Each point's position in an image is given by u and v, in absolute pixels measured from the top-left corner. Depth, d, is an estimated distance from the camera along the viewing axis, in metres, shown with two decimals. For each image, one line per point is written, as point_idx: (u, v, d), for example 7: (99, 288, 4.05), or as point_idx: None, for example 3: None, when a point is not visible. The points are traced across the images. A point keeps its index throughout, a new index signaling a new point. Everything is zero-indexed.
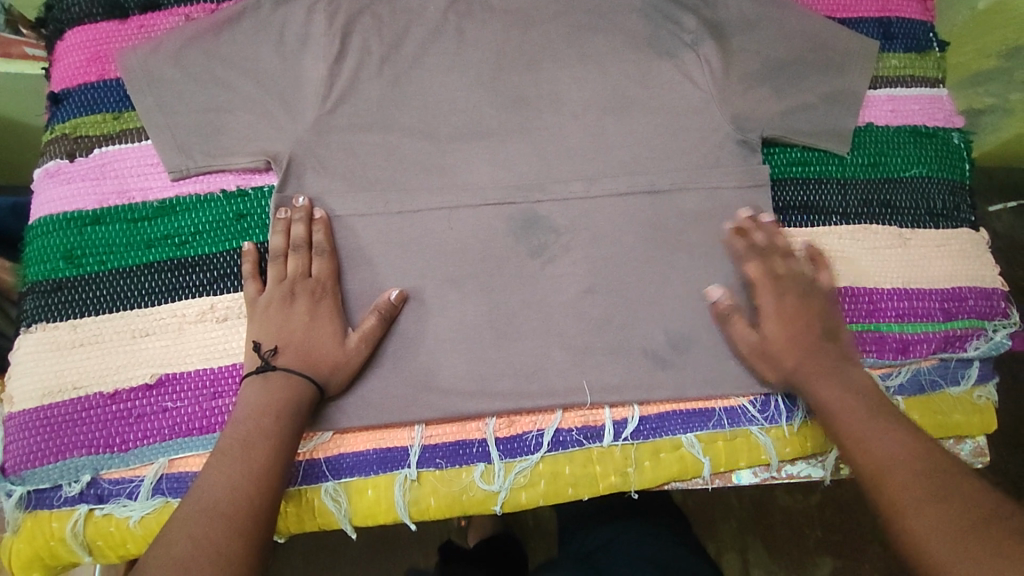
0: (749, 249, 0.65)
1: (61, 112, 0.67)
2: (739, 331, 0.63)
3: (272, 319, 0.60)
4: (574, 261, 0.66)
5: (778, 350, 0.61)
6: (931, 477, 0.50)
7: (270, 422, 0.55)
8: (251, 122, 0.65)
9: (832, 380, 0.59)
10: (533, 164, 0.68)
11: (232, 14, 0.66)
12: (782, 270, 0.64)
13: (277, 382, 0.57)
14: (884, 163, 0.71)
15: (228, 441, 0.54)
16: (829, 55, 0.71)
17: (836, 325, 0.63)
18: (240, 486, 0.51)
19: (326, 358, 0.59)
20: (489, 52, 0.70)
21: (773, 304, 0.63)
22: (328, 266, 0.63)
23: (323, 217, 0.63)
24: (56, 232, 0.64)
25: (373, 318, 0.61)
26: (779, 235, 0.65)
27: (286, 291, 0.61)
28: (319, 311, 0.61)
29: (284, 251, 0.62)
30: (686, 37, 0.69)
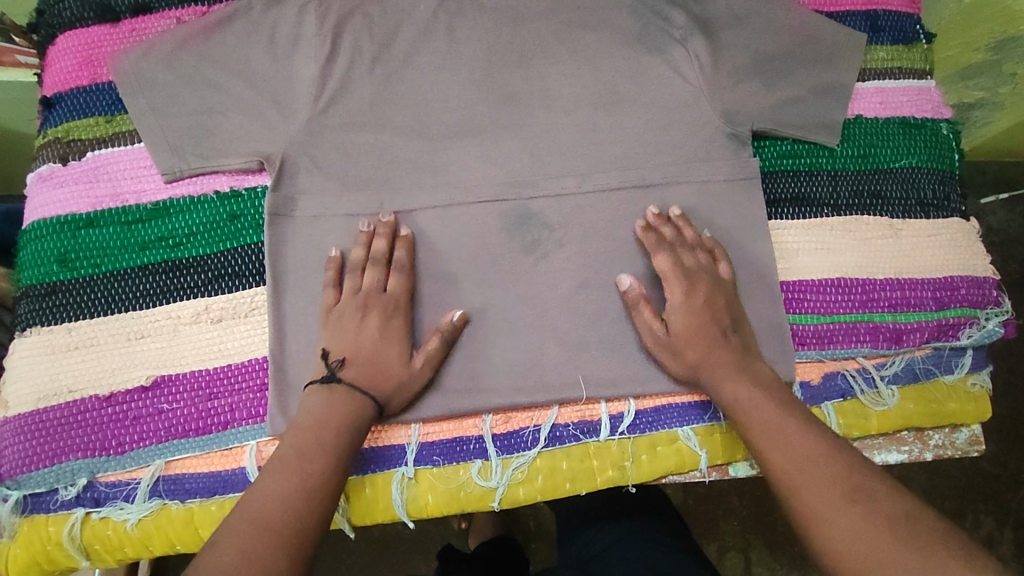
0: (659, 243, 0.64)
1: (53, 116, 0.67)
2: (646, 320, 0.62)
3: (345, 330, 0.60)
4: (567, 257, 0.66)
5: (683, 341, 0.61)
6: (844, 479, 0.50)
7: (329, 437, 0.54)
8: (242, 123, 0.65)
9: (739, 380, 0.59)
10: (525, 162, 0.68)
11: (223, 15, 0.67)
12: (686, 261, 0.63)
13: (343, 396, 0.57)
14: (874, 155, 0.72)
15: (285, 450, 0.54)
16: (818, 49, 0.71)
17: (740, 319, 0.63)
18: (292, 501, 0.50)
19: (391, 376, 0.59)
20: (480, 50, 0.70)
21: (679, 296, 0.62)
22: (404, 283, 0.63)
23: (407, 235, 0.64)
24: (49, 236, 0.64)
25: (436, 340, 0.61)
26: (687, 229, 0.65)
27: (360, 302, 0.61)
28: (389, 326, 0.61)
29: (362, 263, 0.63)
30: (675, 32, 0.70)
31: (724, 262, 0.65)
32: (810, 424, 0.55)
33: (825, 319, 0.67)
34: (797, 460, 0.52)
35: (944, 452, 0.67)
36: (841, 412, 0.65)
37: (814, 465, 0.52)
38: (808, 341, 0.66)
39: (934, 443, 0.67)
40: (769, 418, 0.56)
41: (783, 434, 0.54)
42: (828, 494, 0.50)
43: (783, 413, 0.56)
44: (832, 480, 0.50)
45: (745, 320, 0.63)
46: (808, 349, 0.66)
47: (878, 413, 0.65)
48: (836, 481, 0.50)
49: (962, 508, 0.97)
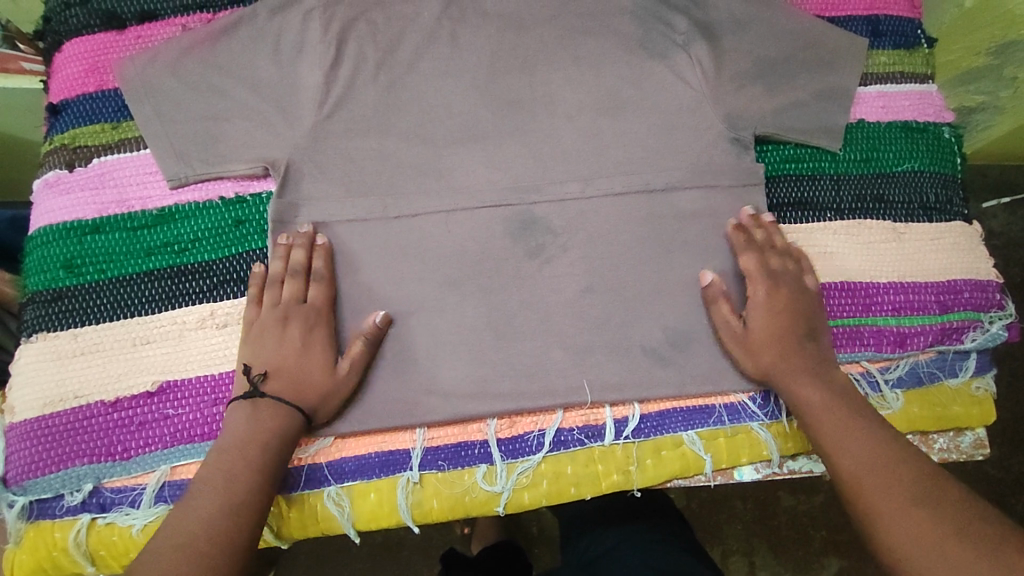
0: (746, 243, 0.66)
1: (60, 123, 0.68)
2: (723, 315, 0.64)
3: (266, 343, 0.60)
4: (571, 262, 0.66)
5: (759, 340, 0.62)
6: (909, 479, 0.52)
7: (258, 454, 0.55)
8: (247, 129, 0.65)
9: (811, 379, 0.60)
10: (529, 167, 0.68)
11: (228, 22, 0.67)
12: (773, 264, 0.65)
13: (266, 411, 0.57)
14: (876, 158, 0.72)
15: (212, 467, 0.54)
16: (820, 53, 0.72)
17: (820, 328, 0.63)
18: (214, 519, 0.51)
19: (314, 386, 0.59)
20: (483, 55, 0.71)
21: (763, 295, 0.64)
22: (324, 292, 0.63)
23: (323, 244, 0.64)
24: (56, 242, 0.64)
25: (360, 345, 0.61)
26: (778, 234, 0.66)
27: (280, 315, 0.61)
28: (314, 335, 0.61)
29: (281, 276, 0.63)
30: (677, 38, 0.70)
31: (809, 274, 0.66)
32: (870, 426, 0.56)
33: (829, 323, 0.67)
34: (859, 461, 0.54)
35: (949, 455, 0.67)
36: None
37: (878, 467, 0.53)
38: None
39: (939, 446, 0.66)
40: (833, 421, 0.57)
41: (845, 437, 0.56)
42: (893, 496, 0.51)
43: (843, 417, 0.57)
44: (894, 482, 0.52)
45: (824, 329, 0.64)
46: None
47: (882, 417, 0.65)
48: (901, 481, 0.52)
49: None
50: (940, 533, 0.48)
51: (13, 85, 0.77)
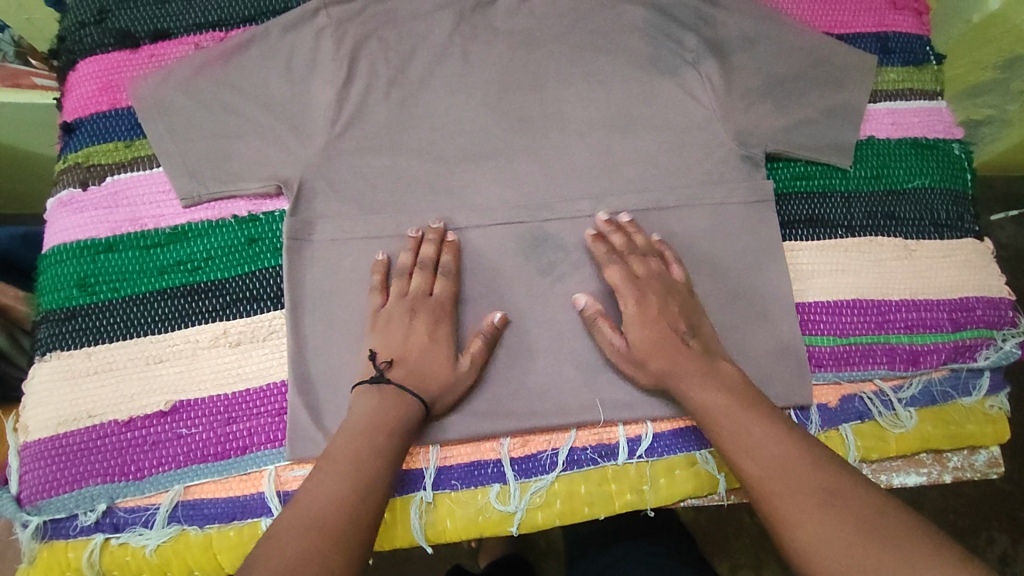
0: (609, 254, 0.64)
1: (74, 142, 0.68)
2: (606, 336, 0.62)
3: (393, 332, 0.61)
4: (582, 279, 0.66)
5: (644, 349, 0.60)
6: (813, 476, 0.50)
7: (384, 440, 0.54)
8: (260, 147, 0.66)
9: (705, 380, 0.58)
10: (539, 184, 0.68)
11: (242, 41, 0.68)
12: (636, 269, 0.63)
13: (392, 398, 0.57)
14: (887, 175, 0.72)
15: (338, 450, 0.53)
16: (828, 71, 0.73)
17: (697, 322, 0.62)
18: (349, 499, 0.50)
19: (438, 377, 0.60)
20: (494, 73, 0.71)
21: (632, 307, 0.62)
22: (450, 287, 0.64)
23: (454, 241, 0.65)
24: (70, 260, 0.64)
25: (479, 342, 0.62)
26: (637, 235, 0.65)
27: (407, 306, 0.62)
28: (437, 329, 0.62)
29: (410, 268, 0.64)
30: (687, 55, 0.71)
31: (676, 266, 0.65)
32: (774, 423, 0.55)
33: (841, 341, 0.67)
34: (765, 462, 0.52)
35: (963, 474, 0.66)
36: (859, 434, 0.65)
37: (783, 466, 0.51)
38: (824, 363, 0.66)
39: (953, 465, 0.66)
40: (739, 421, 0.55)
41: (749, 437, 0.53)
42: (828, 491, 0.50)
43: (742, 414, 0.55)
44: (802, 480, 0.50)
45: (703, 324, 0.63)
46: (825, 370, 0.66)
47: (896, 435, 0.65)
48: (806, 480, 0.50)
49: (976, 525, 0.96)
50: (843, 528, 0.47)
51: (24, 101, 0.77)
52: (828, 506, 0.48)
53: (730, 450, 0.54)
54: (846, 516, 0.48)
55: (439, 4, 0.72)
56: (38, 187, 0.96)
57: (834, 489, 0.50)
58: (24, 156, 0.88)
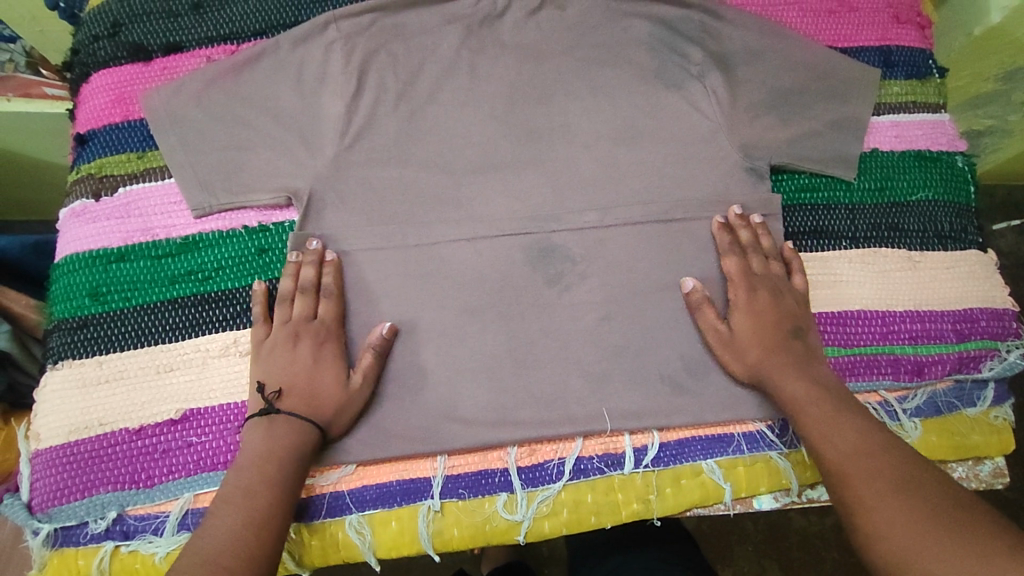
0: (732, 244, 0.68)
1: (87, 153, 0.69)
2: (708, 320, 0.65)
3: (277, 361, 0.61)
4: (590, 289, 0.67)
5: (746, 339, 0.64)
6: (864, 466, 0.53)
7: (274, 470, 0.56)
8: (271, 158, 0.68)
9: (802, 375, 0.61)
10: (546, 195, 0.70)
11: (253, 54, 0.70)
12: (757, 265, 0.67)
13: (283, 427, 0.58)
14: (890, 188, 0.73)
15: (232, 487, 0.55)
16: (831, 85, 0.74)
17: (806, 326, 0.65)
18: (242, 535, 0.51)
19: (327, 401, 0.60)
20: (502, 86, 0.73)
21: (745, 297, 0.66)
22: (334, 308, 0.64)
23: (334, 259, 0.65)
24: (81, 270, 0.65)
25: (369, 356, 0.62)
26: (765, 236, 0.68)
27: (290, 332, 0.62)
28: (323, 352, 0.62)
29: (292, 294, 0.64)
30: (692, 69, 0.74)
31: (799, 275, 0.68)
32: (833, 416, 0.57)
33: (846, 351, 0.67)
34: (843, 451, 0.55)
35: (968, 485, 0.66)
36: None
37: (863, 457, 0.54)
38: None
39: (959, 475, 0.66)
40: (829, 416, 0.57)
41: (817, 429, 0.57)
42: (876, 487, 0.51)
43: (826, 408, 0.58)
44: (881, 474, 0.52)
45: (811, 328, 0.65)
46: None
47: None
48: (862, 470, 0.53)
49: None
50: (914, 520, 0.48)
51: (35, 110, 0.79)
52: (907, 499, 0.50)
53: (812, 438, 0.57)
54: (921, 511, 0.49)
55: (448, 18, 0.74)
56: (52, 194, 0.98)
57: (914, 485, 0.51)
58: (40, 164, 0.90)
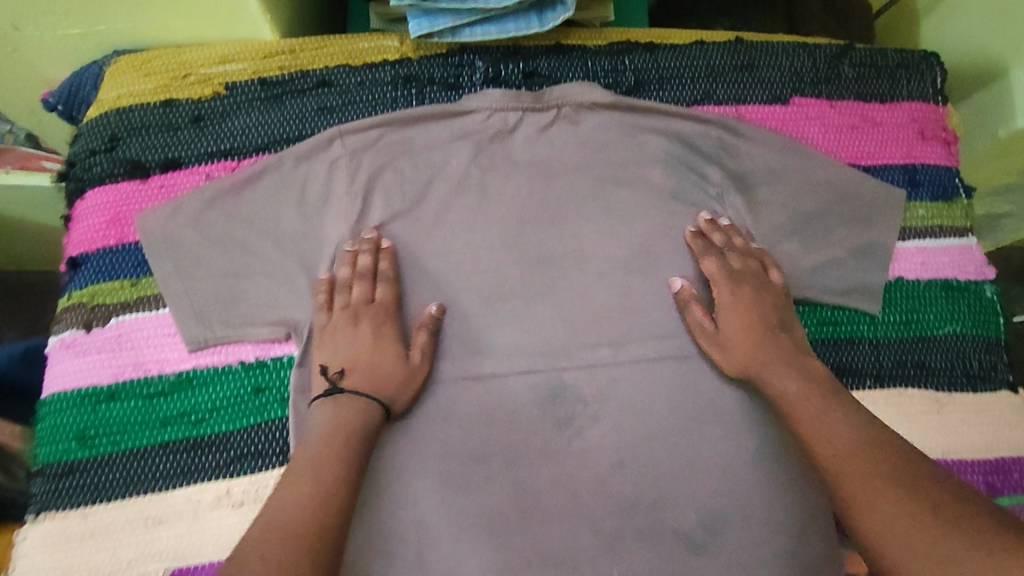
0: (706, 248, 0.68)
1: (79, 278, 0.66)
2: (696, 319, 0.66)
3: (341, 342, 0.62)
4: (603, 433, 0.64)
5: (732, 337, 0.64)
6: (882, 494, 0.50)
7: (338, 445, 0.56)
8: (271, 288, 0.65)
9: (790, 372, 0.62)
10: (557, 328, 0.67)
11: (253, 172, 0.68)
12: (735, 264, 0.67)
13: (348, 405, 0.59)
14: (917, 321, 0.70)
15: (298, 464, 0.54)
16: (856, 206, 0.72)
17: (790, 319, 0.67)
18: (313, 508, 0.51)
19: (391, 378, 0.62)
20: (512, 206, 0.70)
21: (728, 296, 0.66)
22: (391, 291, 0.65)
23: (390, 246, 0.66)
24: (69, 410, 0.62)
25: (423, 335, 0.65)
26: (738, 236, 0.69)
27: (350, 315, 0.63)
28: (382, 333, 0.64)
29: (350, 281, 0.65)
30: (711, 190, 0.71)
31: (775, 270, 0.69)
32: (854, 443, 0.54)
33: None
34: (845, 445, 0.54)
35: None
36: None
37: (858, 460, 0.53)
38: None
39: None
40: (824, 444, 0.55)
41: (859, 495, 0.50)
42: None
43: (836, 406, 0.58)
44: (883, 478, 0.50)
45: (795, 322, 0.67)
46: None
47: None
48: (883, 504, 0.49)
49: None
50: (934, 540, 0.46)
51: (33, 184, 0.75)
52: None
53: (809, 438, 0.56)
54: None
55: (457, 133, 0.71)
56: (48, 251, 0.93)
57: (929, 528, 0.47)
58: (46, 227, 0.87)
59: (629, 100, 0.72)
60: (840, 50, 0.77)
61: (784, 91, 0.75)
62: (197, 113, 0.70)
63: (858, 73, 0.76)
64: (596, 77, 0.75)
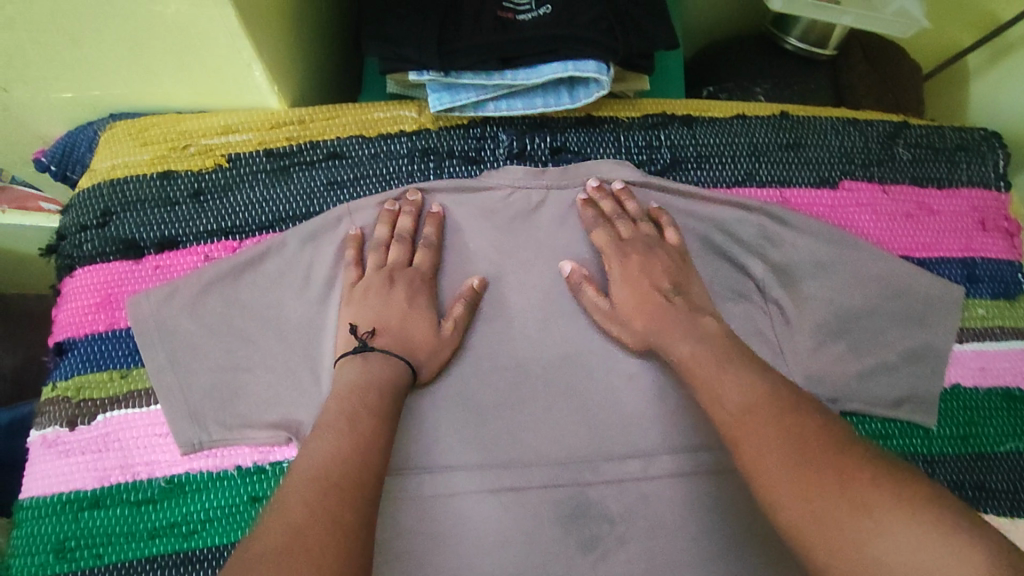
0: (597, 217, 0.64)
1: (65, 366, 0.61)
2: (590, 298, 0.62)
3: (370, 303, 0.59)
4: (630, 558, 0.58)
5: (628, 311, 0.60)
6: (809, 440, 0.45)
7: (374, 397, 0.52)
8: (272, 384, 0.60)
9: (688, 335, 0.56)
10: (582, 436, 0.61)
11: (255, 254, 0.62)
12: (624, 232, 0.63)
13: (379, 362, 0.55)
14: (975, 435, 0.64)
15: (334, 414, 0.50)
16: (910, 303, 0.65)
17: (687, 282, 0.61)
18: (349, 458, 0.47)
19: (423, 344, 0.58)
20: (534, 295, 0.64)
21: (616, 268, 0.62)
22: (430, 258, 0.62)
23: (437, 212, 0.64)
24: (49, 517, 0.57)
25: (461, 306, 0.61)
26: (628, 200, 0.64)
27: (384, 276, 0.60)
28: (416, 298, 0.60)
29: (387, 241, 0.62)
30: (752, 282, 0.65)
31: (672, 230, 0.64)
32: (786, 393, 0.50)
33: None
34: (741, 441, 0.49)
35: None
36: None
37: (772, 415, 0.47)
38: None
39: None
40: None
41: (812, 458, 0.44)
42: None
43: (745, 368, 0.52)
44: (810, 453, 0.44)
45: (690, 285, 0.61)
46: None
47: None
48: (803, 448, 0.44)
49: None
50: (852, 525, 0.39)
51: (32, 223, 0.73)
52: None
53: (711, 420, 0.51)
54: None
55: (477, 213, 0.65)
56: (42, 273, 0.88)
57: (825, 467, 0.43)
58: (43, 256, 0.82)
59: (664, 182, 0.66)
60: (893, 129, 0.71)
61: (833, 173, 0.69)
62: (197, 186, 0.66)
63: (913, 155, 0.71)
64: (629, 153, 0.69)
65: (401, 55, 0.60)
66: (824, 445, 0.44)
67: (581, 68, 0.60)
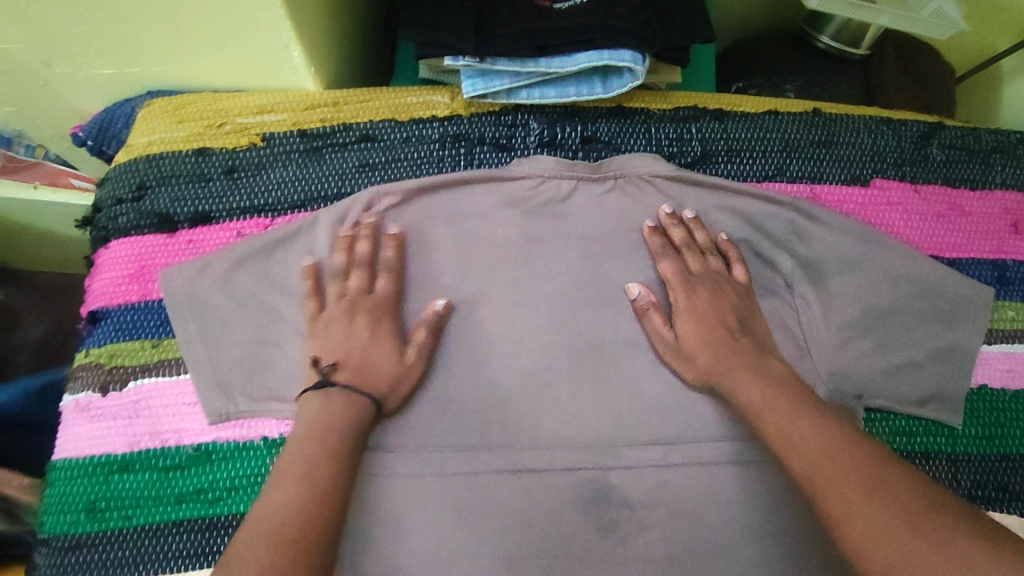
0: (666, 248, 0.64)
1: (98, 334, 0.63)
2: (655, 328, 0.62)
3: (333, 336, 0.58)
4: (650, 543, 0.58)
5: (693, 346, 0.60)
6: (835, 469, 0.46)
7: (335, 440, 0.52)
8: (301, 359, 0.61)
9: (754, 377, 0.57)
10: (606, 421, 0.61)
11: (288, 232, 0.63)
12: (692, 266, 0.63)
13: (339, 400, 0.55)
14: (1000, 436, 0.64)
15: (289, 459, 0.50)
16: (939, 303, 0.65)
17: (751, 319, 0.62)
18: (303, 508, 0.46)
19: (384, 376, 0.58)
20: (561, 283, 0.64)
21: (683, 300, 0.62)
22: (390, 283, 0.61)
23: (396, 233, 0.63)
24: (80, 479, 0.59)
25: (423, 333, 0.60)
26: (698, 231, 0.65)
27: (347, 307, 0.60)
28: (378, 328, 0.60)
29: (344, 269, 0.61)
30: (779, 278, 0.65)
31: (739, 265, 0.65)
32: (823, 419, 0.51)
33: None
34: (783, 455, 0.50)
35: None
36: None
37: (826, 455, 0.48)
38: None
39: None
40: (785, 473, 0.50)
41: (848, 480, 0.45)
42: None
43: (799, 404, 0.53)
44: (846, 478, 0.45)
45: (754, 320, 0.62)
46: None
47: None
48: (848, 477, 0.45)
49: None
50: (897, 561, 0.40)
51: (63, 201, 0.75)
52: None
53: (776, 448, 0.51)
54: None
55: (506, 200, 0.66)
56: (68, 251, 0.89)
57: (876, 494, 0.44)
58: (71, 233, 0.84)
59: (695, 175, 0.66)
60: (927, 130, 0.71)
61: (863, 172, 0.69)
62: (231, 164, 0.67)
63: (947, 156, 0.71)
64: (660, 145, 0.69)
65: (437, 40, 0.61)
66: (875, 475, 0.45)
67: (615, 57, 0.60)
